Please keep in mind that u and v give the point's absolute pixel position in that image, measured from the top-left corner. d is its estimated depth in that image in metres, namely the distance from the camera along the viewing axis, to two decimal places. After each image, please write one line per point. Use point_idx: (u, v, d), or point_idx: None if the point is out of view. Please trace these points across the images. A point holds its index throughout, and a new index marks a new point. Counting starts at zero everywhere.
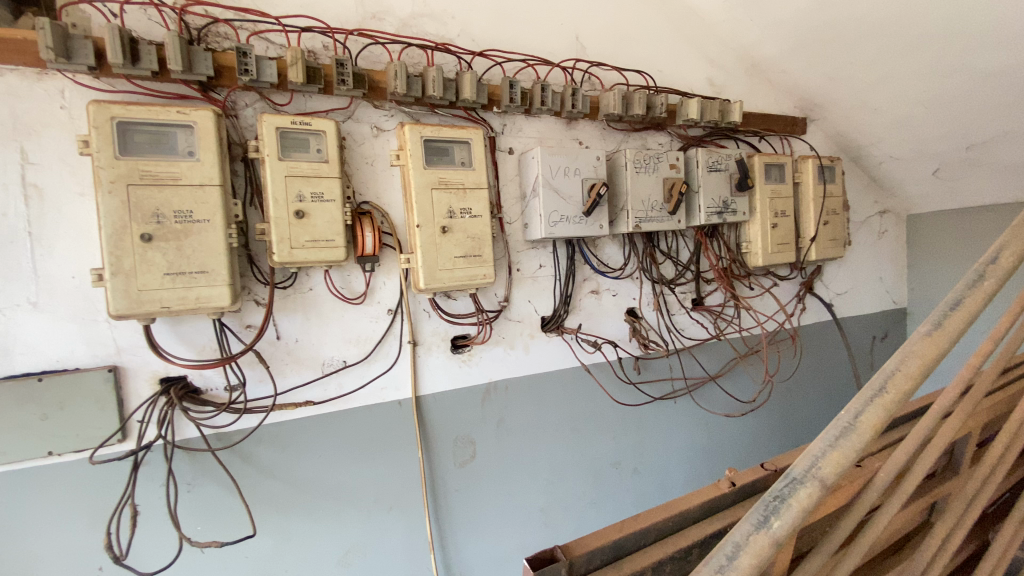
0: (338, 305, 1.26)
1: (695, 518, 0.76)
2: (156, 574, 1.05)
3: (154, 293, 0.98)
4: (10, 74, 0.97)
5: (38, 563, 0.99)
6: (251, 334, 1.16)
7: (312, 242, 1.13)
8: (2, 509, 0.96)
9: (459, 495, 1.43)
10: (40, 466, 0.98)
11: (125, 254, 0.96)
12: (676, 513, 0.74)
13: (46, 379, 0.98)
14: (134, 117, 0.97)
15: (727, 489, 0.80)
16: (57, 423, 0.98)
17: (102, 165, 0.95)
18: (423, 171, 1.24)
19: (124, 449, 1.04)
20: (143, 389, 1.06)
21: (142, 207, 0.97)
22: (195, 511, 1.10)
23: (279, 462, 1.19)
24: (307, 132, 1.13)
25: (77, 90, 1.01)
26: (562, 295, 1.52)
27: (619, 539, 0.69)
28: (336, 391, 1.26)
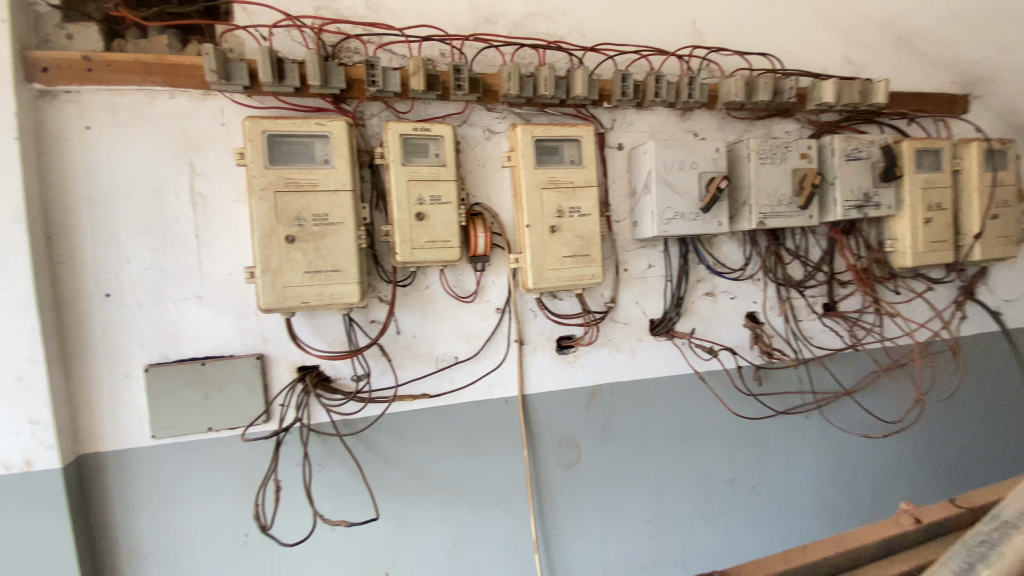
0: (451, 303, 1.30)
1: (872, 556, 0.72)
2: (295, 545, 1.16)
3: (296, 290, 1.08)
4: (181, 96, 1.12)
5: (197, 525, 1.13)
6: (375, 329, 1.24)
7: (430, 243, 1.18)
8: (170, 474, 1.11)
9: (563, 498, 1.41)
10: (203, 438, 1.12)
11: (273, 254, 1.07)
12: (852, 549, 0.70)
13: (208, 363, 1.12)
14: (281, 130, 1.08)
15: (911, 525, 0.74)
16: (216, 402, 1.12)
17: (256, 174, 1.06)
18: (534, 172, 1.23)
19: (269, 429, 1.16)
20: (283, 375, 1.17)
21: (287, 212, 1.08)
22: (326, 490, 1.19)
23: (396, 450, 1.24)
24: (427, 137, 1.18)
25: (234, 108, 1.15)
26: (673, 297, 1.44)
27: (787, 570, 0.67)
28: (448, 385, 1.30)
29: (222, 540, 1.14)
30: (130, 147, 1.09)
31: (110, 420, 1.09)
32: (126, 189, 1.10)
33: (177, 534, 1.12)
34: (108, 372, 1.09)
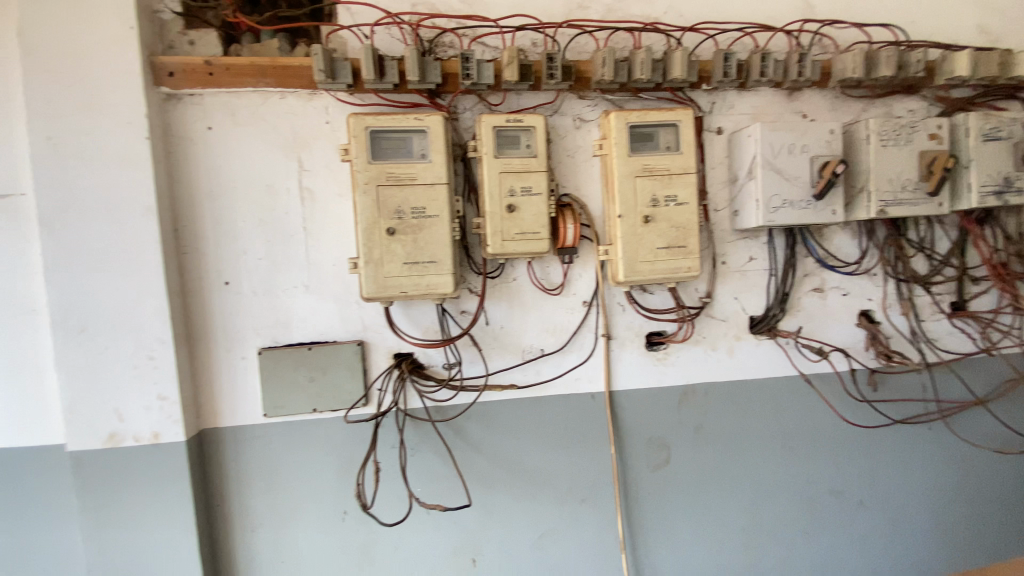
0: (538, 296, 1.27)
1: None
2: (394, 525, 1.19)
3: (396, 280, 1.11)
4: (292, 97, 1.17)
5: (301, 504, 1.16)
6: (466, 319, 1.25)
7: (520, 235, 1.16)
8: (278, 456, 1.15)
9: (651, 499, 1.35)
10: (308, 420, 1.16)
11: (375, 246, 1.10)
12: None
13: (314, 348, 1.16)
14: (383, 126, 1.10)
15: None
16: (320, 385, 1.15)
17: (359, 169, 1.10)
18: (628, 159, 1.17)
19: (368, 412, 1.19)
20: (381, 361, 1.20)
21: (387, 205, 1.11)
22: (420, 475, 1.22)
23: (484, 439, 1.25)
24: (518, 129, 1.16)
25: (338, 107, 1.18)
26: (776, 293, 1.34)
27: None
28: (535, 377, 1.28)
29: (324, 520, 1.17)
30: (245, 143, 1.15)
31: (227, 397, 1.13)
32: (241, 185, 1.15)
33: (283, 513, 1.15)
34: (225, 353, 1.14)
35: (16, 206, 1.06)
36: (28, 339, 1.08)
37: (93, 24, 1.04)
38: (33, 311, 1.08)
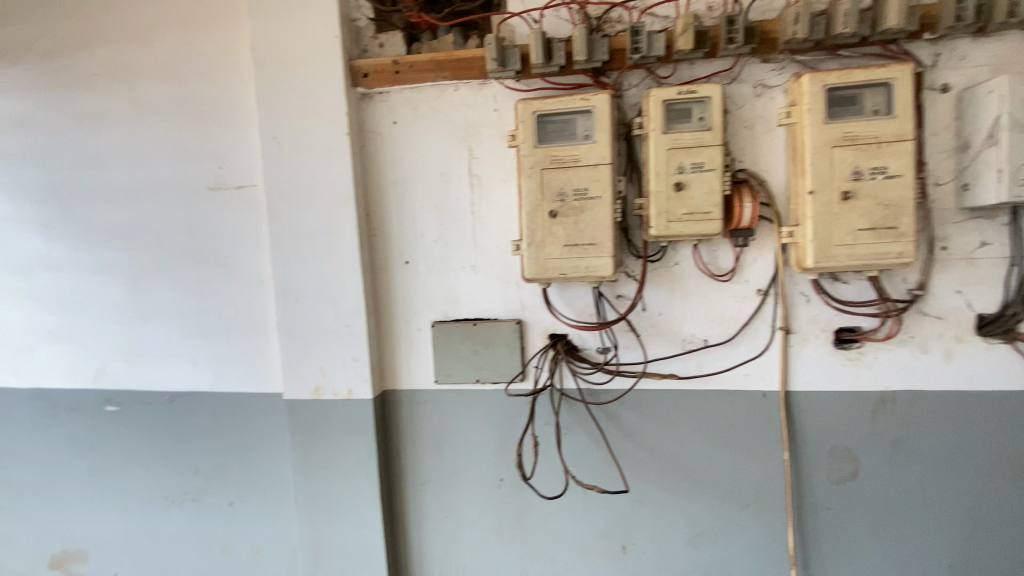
0: (702, 282, 1.16)
1: None
2: (555, 498, 1.21)
3: (556, 262, 1.08)
4: (464, 89, 1.20)
5: (463, 467, 1.24)
6: (622, 304, 1.18)
7: (689, 215, 1.06)
8: (447, 421, 1.24)
9: (831, 516, 1.19)
10: (472, 389, 1.23)
11: (537, 229, 1.09)
12: None
13: (479, 324, 1.21)
14: (550, 109, 1.07)
15: None
16: (483, 358, 1.21)
17: (525, 154, 1.08)
18: (823, 127, 1.02)
19: (525, 387, 1.21)
20: (537, 340, 1.20)
21: (551, 188, 1.08)
22: (576, 458, 1.22)
23: (639, 428, 1.20)
24: (691, 101, 1.06)
25: (506, 95, 1.19)
26: (1020, 288, 1.08)
27: None
28: (696, 369, 1.18)
29: (482, 485, 1.24)
30: (424, 134, 1.21)
31: (405, 363, 1.25)
32: (420, 172, 1.22)
33: (448, 473, 1.25)
34: (404, 324, 1.25)
35: (247, 196, 1.24)
36: (254, 307, 1.25)
37: (304, 33, 1.17)
38: (260, 282, 1.25)
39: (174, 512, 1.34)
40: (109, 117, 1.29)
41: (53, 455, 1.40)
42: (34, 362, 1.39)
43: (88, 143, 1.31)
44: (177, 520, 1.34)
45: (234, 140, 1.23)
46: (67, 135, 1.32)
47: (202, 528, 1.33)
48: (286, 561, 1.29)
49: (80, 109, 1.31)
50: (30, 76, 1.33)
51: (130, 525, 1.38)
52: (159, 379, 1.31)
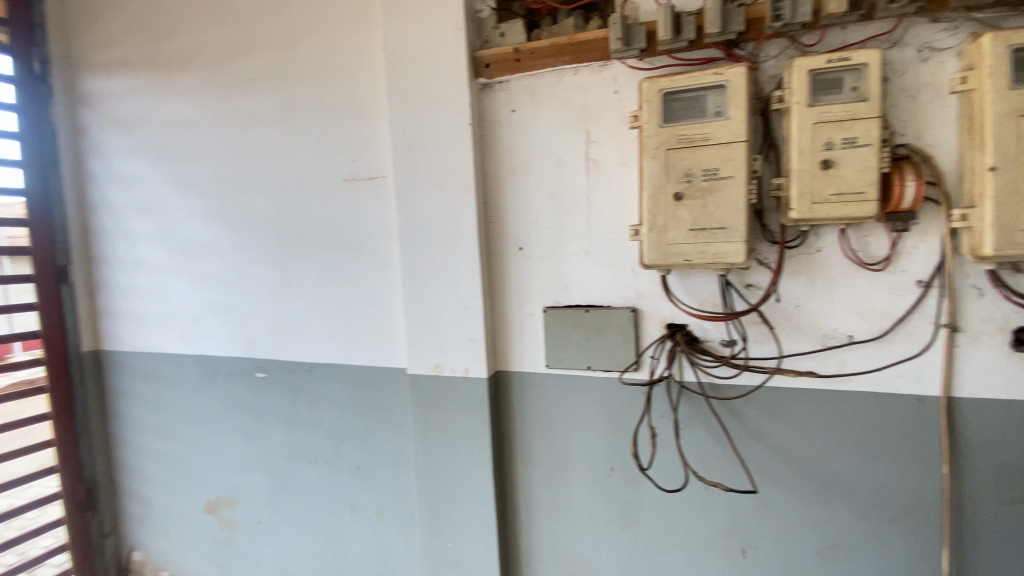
0: (850, 271, 1.05)
1: None
2: (677, 492, 1.16)
3: (680, 247, 1.02)
4: (583, 71, 1.16)
5: (574, 453, 1.24)
6: (753, 295, 1.10)
7: (837, 196, 0.97)
8: (558, 407, 1.24)
9: (1002, 547, 1.02)
10: (582, 376, 1.21)
11: (660, 212, 1.03)
12: None
13: (591, 311, 1.18)
14: (678, 86, 1.01)
15: None
16: (596, 345, 1.18)
17: (650, 134, 1.03)
18: (1009, 94, 0.88)
19: (640, 378, 1.17)
20: (653, 330, 1.15)
21: (676, 169, 1.02)
22: (696, 454, 1.16)
23: (767, 426, 1.12)
24: (843, 69, 0.96)
25: (628, 75, 1.13)
26: None
27: None
28: (838, 368, 1.08)
29: (593, 473, 1.23)
30: (542, 119, 1.19)
31: (517, 346, 1.27)
32: (537, 159, 1.21)
33: (558, 458, 1.25)
34: (518, 309, 1.26)
35: (379, 186, 1.33)
36: (383, 288, 1.35)
37: (429, 28, 1.21)
38: (388, 265, 1.34)
39: (310, 471, 1.49)
40: (262, 118, 1.44)
41: (213, 414, 1.62)
42: (200, 333, 1.61)
43: (245, 141, 1.47)
44: (312, 479, 1.49)
45: (367, 133, 1.32)
46: (228, 135, 1.49)
47: (333, 488, 1.47)
48: (404, 527, 1.38)
49: (238, 111, 1.47)
50: (199, 84, 1.52)
51: (274, 480, 1.55)
52: (300, 351, 1.47)
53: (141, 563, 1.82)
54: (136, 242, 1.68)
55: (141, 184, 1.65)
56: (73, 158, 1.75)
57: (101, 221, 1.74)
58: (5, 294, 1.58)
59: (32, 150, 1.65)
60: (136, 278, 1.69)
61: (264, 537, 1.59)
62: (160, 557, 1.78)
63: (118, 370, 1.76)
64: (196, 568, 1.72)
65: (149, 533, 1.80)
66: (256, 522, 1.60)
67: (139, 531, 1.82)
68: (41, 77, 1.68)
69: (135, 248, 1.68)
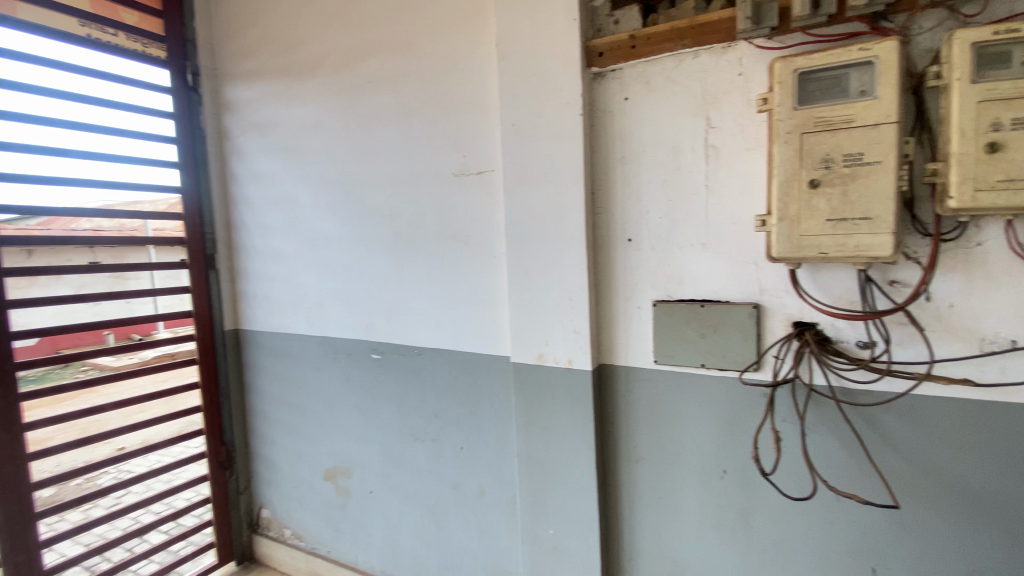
0: (1016, 267, 0.91)
1: None
2: (804, 501, 1.08)
3: (815, 239, 0.95)
4: (704, 54, 1.10)
5: (681, 452, 1.20)
6: (899, 293, 0.99)
7: (1006, 182, 0.85)
8: (667, 403, 1.20)
9: None
10: (695, 374, 1.17)
11: (793, 201, 0.97)
12: None
13: (707, 306, 1.13)
14: (815, 65, 0.93)
15: None
16: (712, 343, 1.13)
17: (782, 118, 0.96)
18: None
19: (762, 379, 1.11)
20: (778, 328, 1.08)
21: (813, 154, 0.95)
22: (825, 461, 1.08)
23: (908, 437, 1.01)
24: (1013, 41, 0.83)
25: (755, 56, 1.06)
26: None
27: None
28: (996, 378, 0.94)
29: (703, 473, 1.18)
30: (657, 107, 1.16)
31: (623, 339, 1.25)
32: (651, 148, 1.17)
33: (664, 455, 1.22)
34: (624, 302, 1.24)
35: (487, 179, 1.36)
36: (488, 278, 1.39)
37: (541, 19, 1.21)
38: (494, 256, 1.37)
39: (417, 448, 1.58)
40: (379, 118, 1.53)
41: (332, 390, 1.77)
42: (322, 316, 1.76)
43: (364, 140, 1.58)
44: (419, 456, 1.58)
45: (479, 128, 1.36)
46: (349, 135, 1.61)
47: (438, 466, 1.55)
48: (505, 509, 1.42)
49: (358, 112, 1.58)
50: (324, 88, 1.65)
51: (386, 454, 1.66)
52: (410, 336, 1.56)
53: (268, 519, 2.04)
54: (270, 233, 1.88)
55: (274, 181, 1.83)
56: (219, 160, 1.99)
57: (241, 214, 1.96)
58: (151, 278, 1.80)
59: (187, 153, 1.89)
60: (269, 266, 1.89)
61: (374, 506, 1.71)
62: (284, 515, 1.99)
63: (254, 347, 1.99)
64: (314, 529, 1.89)
65: (275, 493, 2.01)
66: (368, 492, 1.73)
67: (267, 491, 2.04)
68: (194, 88, 1.91)
69: (269, 239, 1.88)
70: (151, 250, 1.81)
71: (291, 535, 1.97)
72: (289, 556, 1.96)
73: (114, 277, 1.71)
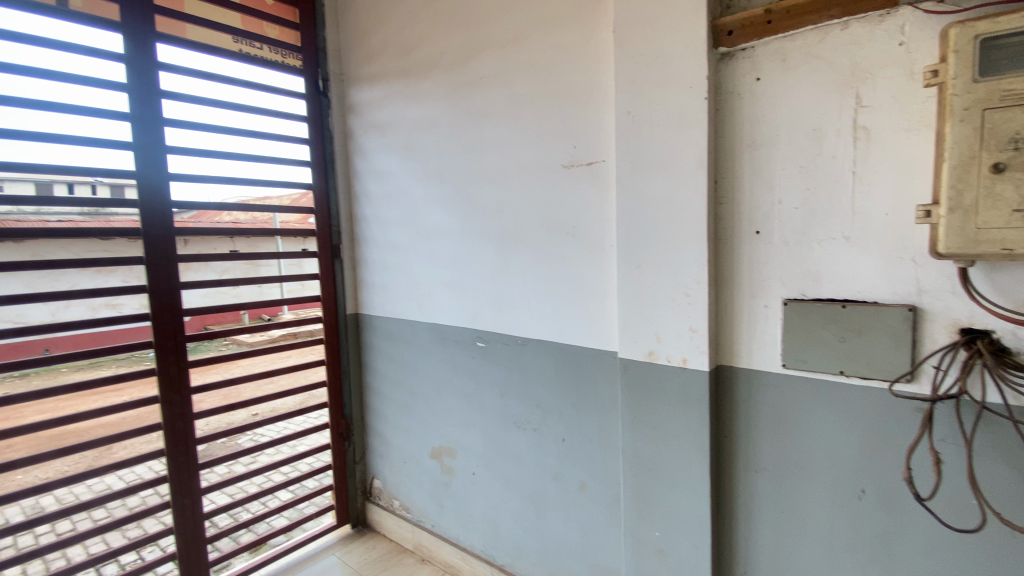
0: None
1: None
2: (971, 535, 0.94)
3: (996, 233, 0.81)
4: (855, 25, 0.98)
5: (811, 465, 1.10)
6: None
7: None
8: (795, 409, 1.11)
9: None
10: (831, 382, 1.06)
11: (968, 189, 0.83)
12: None
13: (849, 307, 1.02)
14: (1005, 29, 0.79)
15: None
16: (854, 348, 1.02)
17: (957, 93, 0.83)
18: None
19: (916, 392, 0.97)
20: (939, 335, 0.94)
21: (998, 133, 0.80)
22: (997, 490, 0.93)
23: None
24: None
25: (920, 22, 0.92)
26: None
27: None
28: None
29: (837, 491, 1.07)
30: (795, 87, 1.06)
31: (746, 339, 1.16)
32: (786, 133, 1.07)
33: (789, 467, 1.13)
34: (749, 300, 1.15)
35: (598, 170, 1.33)
36: (597, 271, 1.36)
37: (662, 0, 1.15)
38: (603, 248, 1.34)
39: (520, 436, 1.61)
40: (491, 112, 1.56)
41: (440, 375, 1.86)
42: (432, 303, 1.85)
43: (475, 135, 1.62)
44: (521, 444, 1.61)
45: (593, 118, 1.33)
46: (461, 130, 1.66)
47: (540, 456, 1.56)
48: (608, 505, 1.40)
49: (471, 107, 1.62)
50: (440, 86, 1.72)
51: (489, 440, 1.71)
52: (515, 326, 1.59)
53: (380, 489, 2.21)
54: (387, 225, 2.01)
55: (391, 177, 1.95)
56: (344, 158, 2.16)
57: (363, 207, 2.12)
58: (279, 266, 1.99)
59: (318, 152, 2.08)
60: (385, 256, 2.03)
61: (477, 488, 1.78)
62: (393, 487, 2.14)
63: (371, 330, 2.15)
64: (420, 503, 2.01)
65: (387, 466, 2.17)
66: (471, 474, 1.80)
67: (379, 463, 2.20)
68: (324, 93, 2.09)
69: (386, 231, 2.01)
70: (278, 241, 1.98)
71: (399, 507, 2.12)
72: (397, 525, 2.11)
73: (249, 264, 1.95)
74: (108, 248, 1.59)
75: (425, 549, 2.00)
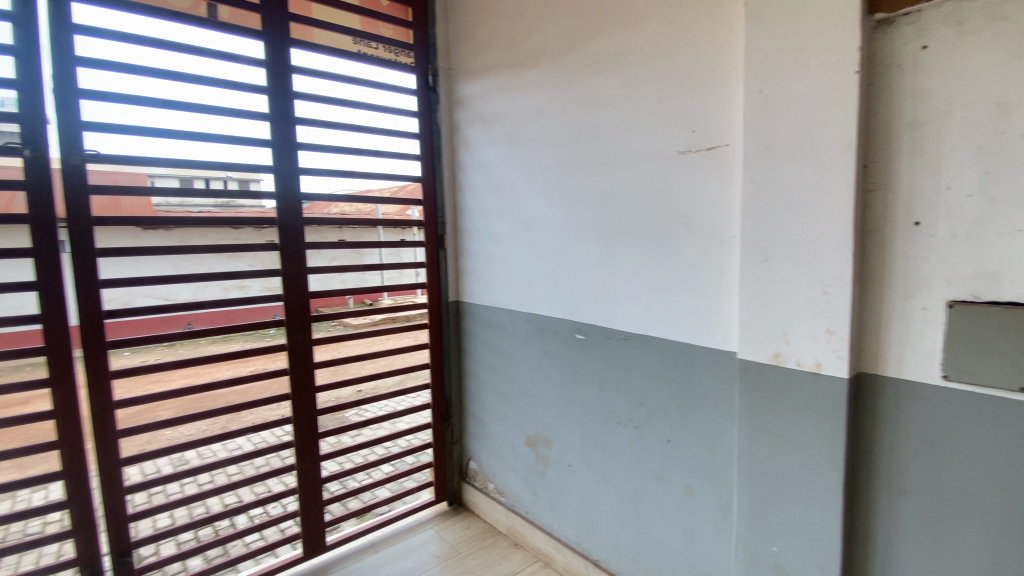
0: None
1: None
2: None
3: None
4: None
5: (976, 493, 0.95)
6: None
7: None
8: (956, 427, 0.96)
9: None
10: (1005, 400, 0.90)
11: None
12: None
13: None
14: None
15: None
16: None
17: None
18: None
19: None
20: None
21: None
22: None
23: None
24: None
25: None
26: None
27: None
28: None
29: (1007, 525, 0.92)
30: (974, 54, 0.90)
31: (896, 345, 1.03)
32: (957, 109, 0.93)
33: (943, 492, 0.99)
34: (901, 300, 1.02)
35: (719, 156, 1.24)
36: (713, 265, 1.28)
37: None
38: (723, 240, 1.25)
39: (620, 433, 1.57)
40: (601, 99, 1.52)
41: (538, 365, 1.86)
42: (532, 293, 1.86)
43: (583, 124, 1.59)
44: (622, 440, 1.57)
45: (715, 101, 1.24)
46: (568, 118, 1.63)
47: (642, 454, 1.51)
48: (717, 513, 1.32)
49: (580, 94, 1.59)
50: (547, 76, 1.70)
51: (587, 433, 1.70)
52: (619, 319, 1.54)
53: (476, 471, 2.28)
54: (489, 216, 2.04)
55: (495, 169, 1.98)
56: (449, 151, 2.23)
57: (466, 198, 2.17)
58: (380, 254, 2.11)
59: (426, 146, 2.16)
60: (487, 246, 2.07)
61: (573, 480, 1.77)
62: (488, 471, 2.20)
63: (471, 318, 2.21)
64: (515, 489, 2.05)
65: (483, 449, 2.23)
66: (566, 466, 1.79)
67: (475, 446, 2.27)
68: (433, 88, 2.17)
69: (488, 221, 2.05)
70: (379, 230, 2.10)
71: (494, 490, 2.17)
72: (491, 507, 2.17)
73: (355, 252, 2.07)
74: (241, 236, 1.76)
75: (518, 534, 2.03)
